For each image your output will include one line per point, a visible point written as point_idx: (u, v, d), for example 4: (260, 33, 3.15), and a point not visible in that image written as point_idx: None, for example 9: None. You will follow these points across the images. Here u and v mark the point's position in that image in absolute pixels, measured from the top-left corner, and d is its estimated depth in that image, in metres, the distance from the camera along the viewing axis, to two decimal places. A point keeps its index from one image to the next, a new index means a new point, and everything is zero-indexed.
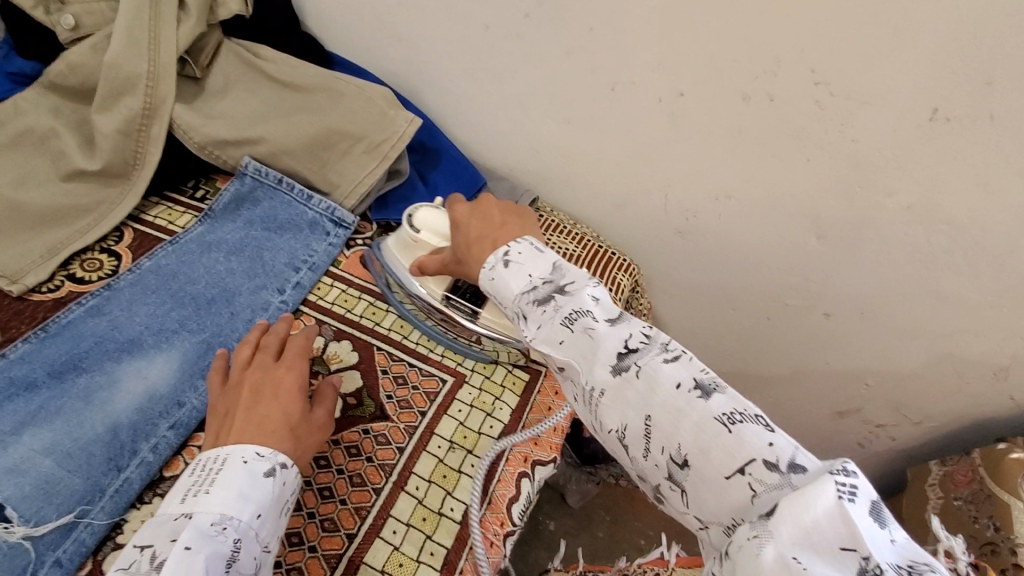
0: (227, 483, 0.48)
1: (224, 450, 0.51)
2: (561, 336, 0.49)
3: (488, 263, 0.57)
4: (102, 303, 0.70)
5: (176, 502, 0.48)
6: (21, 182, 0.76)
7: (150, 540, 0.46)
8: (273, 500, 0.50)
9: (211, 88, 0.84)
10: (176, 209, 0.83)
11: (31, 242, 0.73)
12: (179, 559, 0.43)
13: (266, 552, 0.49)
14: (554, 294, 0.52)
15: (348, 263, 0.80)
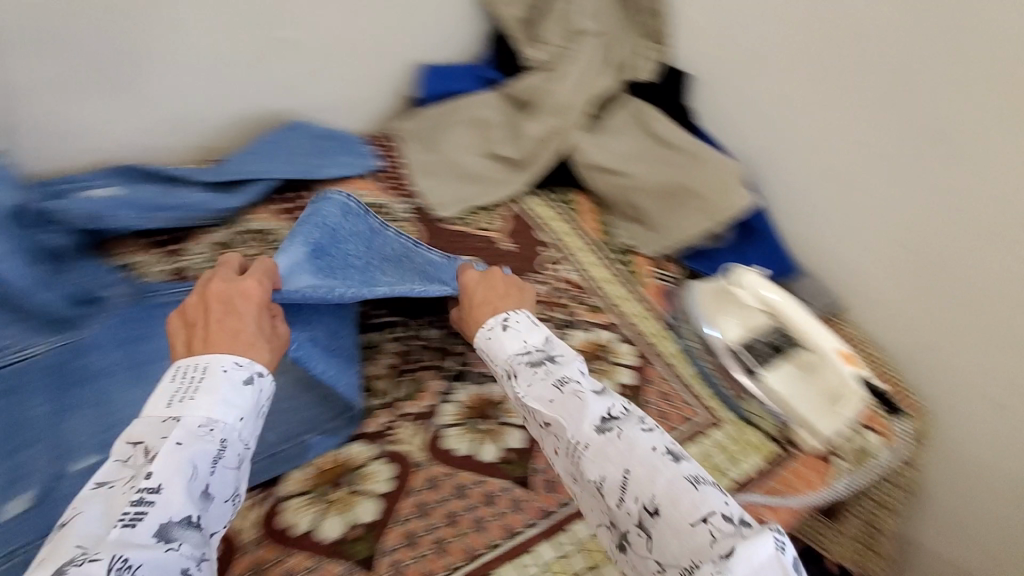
0: (212, 390, 0.49)
1: (204, 358, 0.51)
2: (551, 396, 0.54)
3: (487, 324, 0.63)
4: (352, 217, 0.81)
5: (162, 407, 0.48)
6: (464, 153, 1.06)
7: (141, 436, 0.46)
8: (254, 405, 0.51)
9: (602, 127, 1.08)
10: (541, 203, 1.05)
11: (452, 189, 1.02)
12: (169, 455, 0.44)
13: (248, 450, 0.51)
14: (545, 360, 0.58)
15: (648, 290, 0.94)
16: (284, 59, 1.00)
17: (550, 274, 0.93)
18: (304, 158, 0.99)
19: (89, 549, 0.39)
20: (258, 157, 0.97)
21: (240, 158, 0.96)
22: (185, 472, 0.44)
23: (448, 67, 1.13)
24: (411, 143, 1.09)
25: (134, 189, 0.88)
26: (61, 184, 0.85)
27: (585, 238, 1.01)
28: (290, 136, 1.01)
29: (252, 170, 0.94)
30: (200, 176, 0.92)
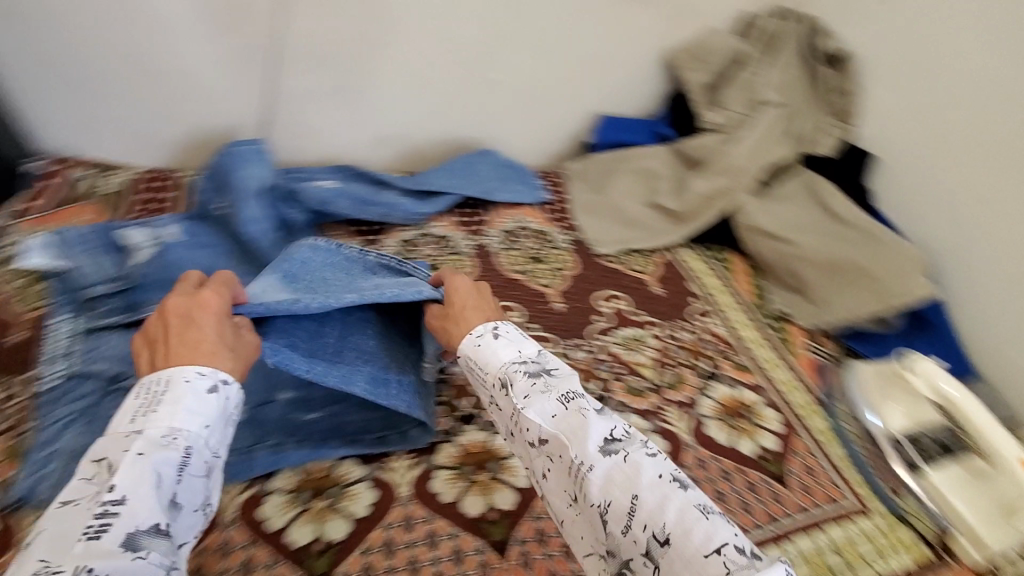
0: (175, 401, 0.50)
1: (166, 371, 0.52)
2: (554, 410, 0.55)
3: (476, 332, 0.64)
4: (322, 250, 0.79)
5: (125, 422, 0.49)
6: (628, 198, 1.12)
7: (103, 453, 0.48)
8: (219, 415, 0.53)
9: (772, 195, 1.08)
10: (695, 255, 1.07)
11: (613, 230, 1.08)
12: (131, 466, 0.46)
13: (216, 458, 0.52)
14: (542, 373, 0.60)
15: (801, 362, 0.92)
16: (487, 96, 1.13)
17: (697, 323, 0.93)
18: (488, 181, 1.09)
19: (52, 562, 0.41)
20: (450, 175, 1.09)
21: (435, 173, 1.08)
22: (146, 483, 0.46)
23: (624, 119, 1.21)
24: (575, 181, 1.17)
25: (348, 185, 1.03)
26: (295, 174, 1.01)
27: (736, 296, 1.00)
28: (478, 160, 1.13)
29: (444, 185, 1.06)
30: (401, 183, 1.05)
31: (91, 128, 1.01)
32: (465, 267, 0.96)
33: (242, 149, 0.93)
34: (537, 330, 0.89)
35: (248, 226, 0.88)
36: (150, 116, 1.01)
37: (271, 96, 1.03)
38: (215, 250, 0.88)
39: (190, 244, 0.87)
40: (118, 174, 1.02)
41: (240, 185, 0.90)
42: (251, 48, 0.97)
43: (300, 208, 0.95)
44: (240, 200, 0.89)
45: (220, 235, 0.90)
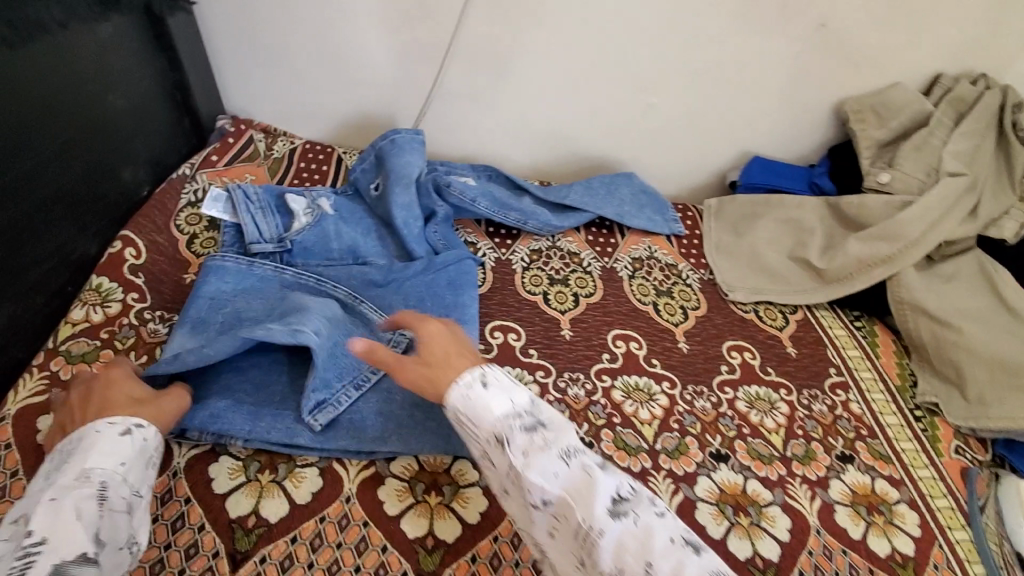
0: (87, 448, 0.52)
1: (76, 432, 0.54)
2: (558, 470, 0.50)
3: (465, 381, 0.55)
4: (231, 275, 0.77)
5: (40, 481, 0.51)
6: (769, 247, 1.05)
7: (20, 511, 0.49)
8: (139, 453, 0.55)
9: (938, 272, 0.97)
10: (836, 320, 0.99)
11: (749, 278, 1.02)
12: (45, 510, 0.47)
13: (138, 495, 0.53)
14: (540, 426, 0.53)
15: (949, 461, 0.81)
16: (638, 119, 1.11)
17: (832, 396, 0.86)
18: (624, 203, 1.06)
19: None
20: (588, 190, 1.06)
21: (573, 186, 1.06)
22: (62, 521, 0.47)
23: (775, 162, 1.14)
24: (708, 218, 1.11)
25: (488, 186, 1.03)
26: (442, 168, 1.03)
27: (878, 374, 0.92)
28: (618, 181, 1.09)
29: (581, 200, 1.03)
30: (537, 192, 1.04)
31: (267, 95, 1.08)
32: (589, 287, 0.93)
33: (399, 137, 0.95)
34: (659, 367, 0.84)
35: (395, 209, 0.90)
36: (318, 91, 1.08)
37: (430, 90, 1.07)
38: (361, 228, 0.91)
39: (341, 219, 0.90)
40: (281, 140, 1.09)
41: (393, 169, 0.92)
42: (426, 42, 1.01)
43: (446, 200, 0.96)
44: (389, 185, 0.92)
45: (370, 215, 0.93)
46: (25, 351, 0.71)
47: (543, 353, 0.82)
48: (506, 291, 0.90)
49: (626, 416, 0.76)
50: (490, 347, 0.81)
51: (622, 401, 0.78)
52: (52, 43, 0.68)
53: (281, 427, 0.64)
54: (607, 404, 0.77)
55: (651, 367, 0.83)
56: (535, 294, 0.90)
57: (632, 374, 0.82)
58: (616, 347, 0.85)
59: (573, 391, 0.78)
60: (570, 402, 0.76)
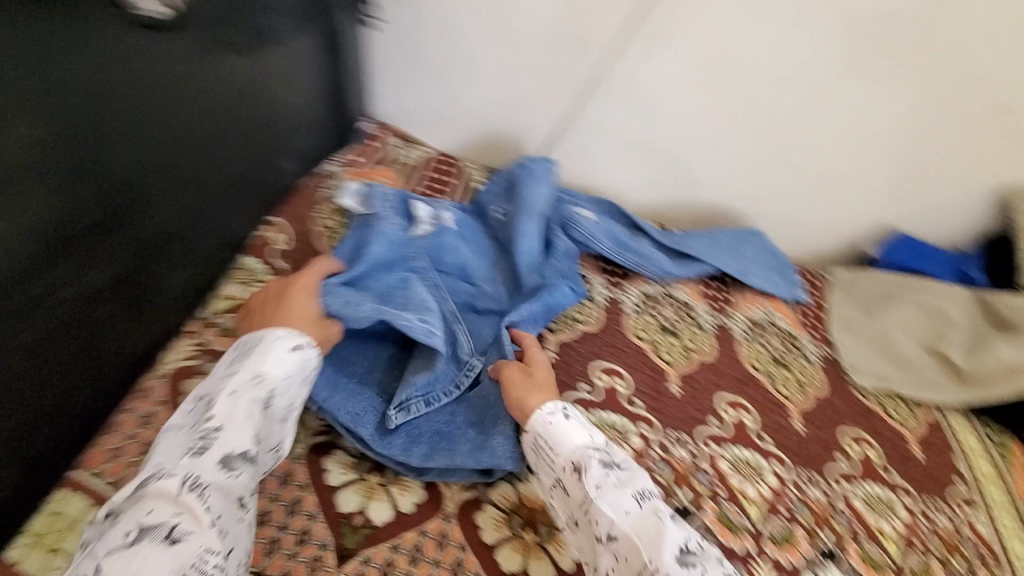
0: (263, 356, 0.62)
1: (259, 335, 0.64)
2: (627, 506, 0.56)
3: (550, 410, 0.65)
4: (388, 242, 0.84)
5: (222, 370, 0.61)
6: (903, 333, 0.97)
7: (205, 393, 0.59)
8: (299, 369, 0.63)
9: None
10: (971, 428, 0.90)
11: (879, 364, 0.94)
12: (226, 401, 0.57)
13: (292, 408, 0.61)
14: (612, 464, 0.60)
15: None
16: (775, 177, 1.07)
17: (959, 512, 0.79)
18: (746, 260, 1.01)
19: (165, 469, 0.51)
20: (709, 241, 1.02)
21: (693, 236, 1.02)
22: (238, 415, 0.56)
23: (925, 245, 1.07)
24: (835, 291, 1.05)
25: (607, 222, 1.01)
26: (567, 196, 1.02)
27: (1011, 499, 0.83)
28: (741, 237, 1.05)
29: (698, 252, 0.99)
30: (654, 234, 1.01)
31: (412, 105, 1.14)
32: (702, 343, 0.90)
33: (534, 167, 0.97)
34: (770, 444, 0.80)
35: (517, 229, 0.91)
36: (460, 107, 1.12)
37: (568, 119, 1.08)
38: (476, 240, 0.93)
39: (461, 228, 0.93)
40: (415, 149, 1.14)
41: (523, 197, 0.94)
42: (574, 74, 1.03)
43: (563, 230, 0.96)
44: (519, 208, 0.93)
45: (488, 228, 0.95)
46: (180, 315, 0.78)
47: (650, 406, 0.79)
48: (616, 332, 0.88)
49: (732, 491, 0.73)
50: (595, 389, 0.80)
51: (729, 473, 0.75)
52: (255, 56, 0.78)
53: (351, 411, 0.67)
54: (713, 474, 0.74)
55: (762, 443, 0.79)
56: (646, 342, 0.88)
57: (741, 445, 0.78)
58: (725, 414, 0.81)
59: (677, 453, 0.75)
60: (674, 463, 0.74)
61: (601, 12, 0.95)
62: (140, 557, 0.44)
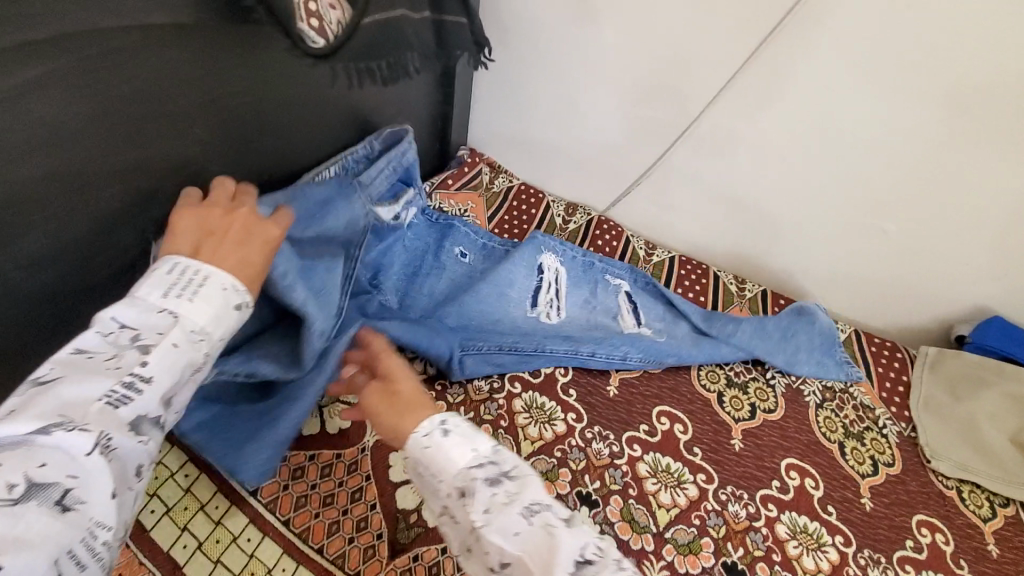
0: (210, 302, 0.50)
1: (208, 269, 0.52)
2: (517, 528, 0.48)
3: (420, 428, 0.54)
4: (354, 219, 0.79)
5: (156, 294, 0.48)
6: (992, 423, 0.91)
7: (133, 324, 0.46)
8: (234, 336, 0.53)
9: None
10: None
11: (960, 450, 0.88)
12: (163, 352, 0.45)
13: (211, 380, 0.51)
14: (501, 476, 0.51)
15: None
16: (863, 242, 1.04)
17: None
18: (802, 354, 0.95)
19: (71, 420, 0.39)
20: (744, 343, 0.93)
21: (727, 338, 0.93)
22: (171, 374, 0.45)
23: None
24: (920, 367, 1.00)
25: (637, 299, 0.99)
26: (601, 264, 1.01)
27: None
28: (801, 328, 0.98)
29: (709, 351, 0.90)
30: (694, 326, 0.96)
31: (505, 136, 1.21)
32: (769, 401, 0.88)
33: (541, 235, 1.00)
34: (834, 517, 0.76)
35: (498, 277, 0.91)
36: (547, 142, 1.18)
37: (653, 163, 1.11)
38: (431, 238, 0.98)
39: (425, 225, 0.99)
40: (501, 177, 1.20)
41: (524, 256, 0.96)
42: (665, 122, 1.06)
43: (580, 298, 0.97)
44: (513, 260, 0.94)
45: (474, 266, 0.97)
46: None
47: (708, 455, 0.78)
48: (681, 378, 0.88)
49: (788, 557, 0.70)
50: (654, 431, 0.80)
51: (786, 538, 0.72)
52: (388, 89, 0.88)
53: None
54: (769, 536, 0.72)
55: (825, 513, 0.76)
56: (709, 391, 0.87)
57: (802, 512, 0.75)
58: (788, 477, 0.78)
59: (732, 507, 0.73)
60: (728, 518, 0.72)
61: (698, 65, 0.98)
62: (27, 519, 0.34)
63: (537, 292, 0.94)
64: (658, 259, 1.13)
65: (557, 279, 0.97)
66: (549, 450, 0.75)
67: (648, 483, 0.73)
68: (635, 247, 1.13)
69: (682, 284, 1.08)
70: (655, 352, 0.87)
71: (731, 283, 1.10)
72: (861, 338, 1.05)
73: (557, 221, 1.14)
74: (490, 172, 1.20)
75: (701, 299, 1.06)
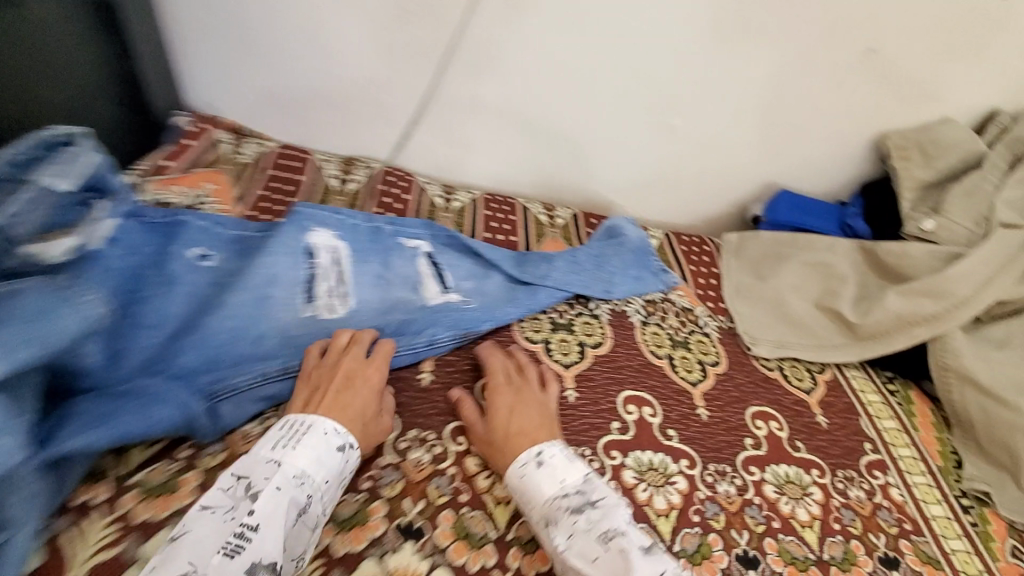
0: (310, 446, 0.55)
1: (312, 417, 0.58)
2: (596, 553, 0.52)
3: (521, 459, 0.60)
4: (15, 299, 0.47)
5: (267, 449, 0.55)
6: (795, 295, 0.94)
7: (245, 472, 0.53)
8: (339, 473, 0.56)
9: (988, 337, 0.86)
10: (870, 384, 0.88)
11: (773, 327, 0.91)
12: (270, 496, 0.51)
13: (323, 516, 0.54)
14: (586, 506, 0.56)
15: (1006, 568, 0.71)
16: (659, 143, 1.01)
17: (870, 478, 0.76)
18: (619, 276, 0.90)
19: (198, 571, 0.45)
20: (560, 284, 0.85)
21: (542, 283, 0.85)
22: (277, 521, 0.49)
23: (806, 199, 1.04)
24: (726, 256, 1.02)
25: (441, 259, 0.85)
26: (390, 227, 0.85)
27: (919, 453, 0.81)
28: (610, 254, 0.93)
29: (525, 305, 0.81)
30: (509, 277, 0.85)
31: (235, 89, 0.93)
32: (596, 335, 0.82)
33: (306, 209, 0.80)
34: (676, 440, 0.72)
35: (253, 279, 0.70)
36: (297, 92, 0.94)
37: (427, 96, 0.94)
38: (155, 244, 0.70)
39: (140, 228, 0.70)
40: (250, 143, 0.94)
41: (282, 241, 0.75)
42: (429, 43, 0.89)
43: (370, 274, 0.78)
44: (268, 252, 0.73)
45: (226, 266, 0.73)
46: None
47: None
48: (501, 338, 0.78)
49: (639, 506, 0.64)
50: None
51: (635, 485, 0.66)
52: None
53: None
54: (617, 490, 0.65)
55: (667, 440, 0.72)
56: (535, 343, 0.78)
57: (647, 448, 0.70)
58: (626, 413, 0.73)
59: None
60: None
61: None
62: None
63: (311, 283, 0.74)
64: (459, 204, 0.98)
65: (336, 259, 0.78)
66: (354, 483, 0.59)
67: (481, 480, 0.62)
68: (430, 196, 0.97)
69: (490, 228, 0.95)
70: (462, 322, 0.77)
71: (541, 214, 1.01)
72: (672, 239, 1.05)
73: (332, 185, 0.92)
74: (230, 138, 0.93)
75: (512, 239, 0.95)
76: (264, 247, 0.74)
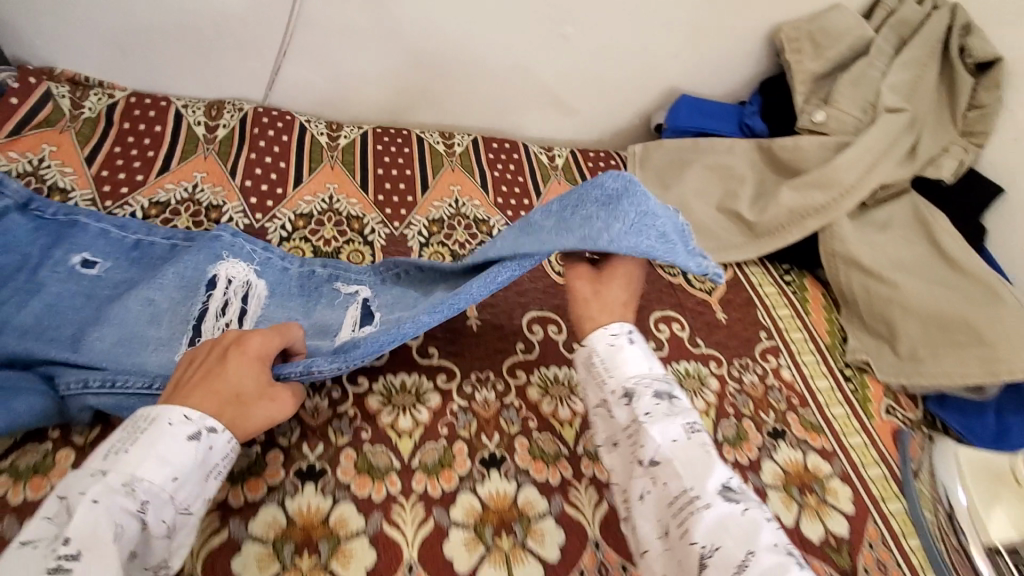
0: (151, 443, 0.43)
1: (155, 408, 0.45)
2: (676, 436, 0.48)
3: (614, 330, 0.54)
4: None
5: (97, 457, 0.42)
6: (698, 200, 0.96)
7: (62, 490, 0.39)
8: (197, 466, 0.45)
9: (871, 220, 0.91)
10: (767, 276, 0.93)
11: None
12: (88, 513, 0.38)
13: (181, 516, 0.44)
14: (668, 395, 0.51)
15: (880, 425, 0.78)
16: (551, 53, 0.97)
17: (763, 363, 0.81)
18: (592, 221, 0.59)
19: None
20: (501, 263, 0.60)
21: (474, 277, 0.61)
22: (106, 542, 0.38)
23: (704, 103, 1.04)
24: (632, 166, 1.02)
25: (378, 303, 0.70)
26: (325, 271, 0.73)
27: (810, 335, 0.86)
28: (574, 199, 0.63)
29: (445, 306, 0.59)
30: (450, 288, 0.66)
31: (57, 29, 0.81)
32: None
33: (228, 235, 0.72)
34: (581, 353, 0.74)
35: (137, 304, 0.63)
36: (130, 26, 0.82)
37: (290, 17, 0.84)
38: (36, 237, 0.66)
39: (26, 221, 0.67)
40: (93, 93, 0.84)
41: (186, 269, 0.67)
42: None
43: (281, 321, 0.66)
44: (163, 279, 0.66)
45: (112, 277, 0.66)
46: None
47: (445, 351, 0.70)
48: None
49: (543, 418, 0.66)
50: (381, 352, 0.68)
51: (540, 400, 0.68)
52: None
53: None
54: (521, 406, 0.67)
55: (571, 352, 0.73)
56: None
57: (550, 365, 0.71)
58: (532, 334, 0.74)
59: (480, 395, 0.67)
60: (478, 409, 0.65)
61: None
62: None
63: (202, 317, 0.63)
64: (347, 140, 0.92)
65: (242, 294, 0.68)
66: None
67: (382, 417, 0.62)
68: (314, 134, 0.91)
69: (383, 163, 0.91)
70: (353, 351, 0.58)
71: (438, 143, 0.97)
72: (578, 156, 1.04)
73: (199, 132, 0.85)
74: (64, 84, 0.82)
75: (408, 174, 0.91)
76: (165, 271, 0.67)
